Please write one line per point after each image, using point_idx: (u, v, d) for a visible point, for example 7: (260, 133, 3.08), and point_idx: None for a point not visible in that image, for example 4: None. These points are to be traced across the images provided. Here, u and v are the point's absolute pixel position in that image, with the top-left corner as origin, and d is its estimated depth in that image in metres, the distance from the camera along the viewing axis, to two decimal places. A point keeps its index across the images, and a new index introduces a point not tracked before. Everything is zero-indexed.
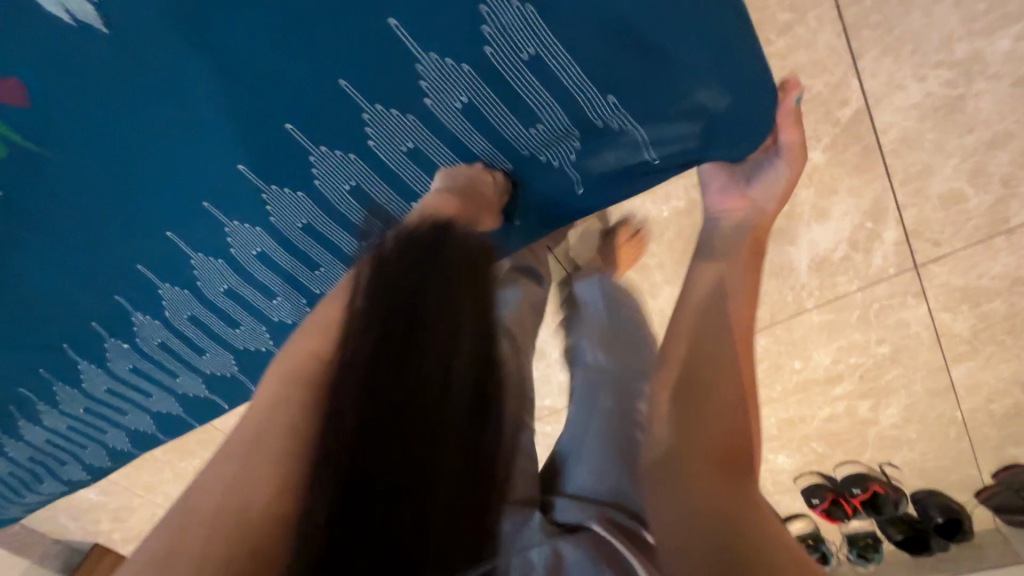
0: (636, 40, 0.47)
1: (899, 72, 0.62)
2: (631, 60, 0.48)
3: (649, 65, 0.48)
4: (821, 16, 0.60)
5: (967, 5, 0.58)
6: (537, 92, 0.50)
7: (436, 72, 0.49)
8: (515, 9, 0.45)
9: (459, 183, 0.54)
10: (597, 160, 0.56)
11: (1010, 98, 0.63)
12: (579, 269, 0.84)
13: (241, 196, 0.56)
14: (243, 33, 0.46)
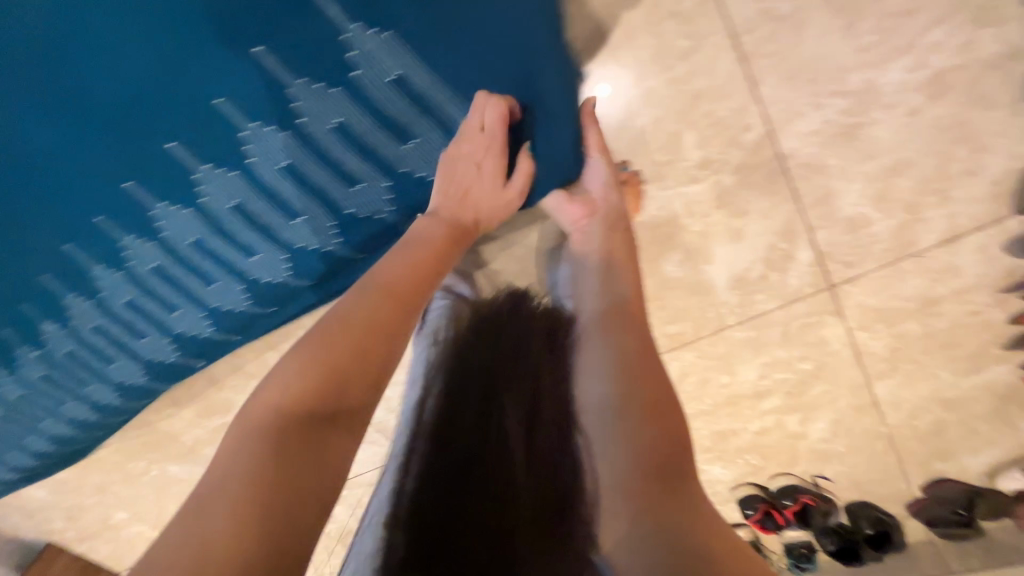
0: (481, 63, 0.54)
1: (797, 99, 0.64)
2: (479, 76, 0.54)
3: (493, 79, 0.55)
4: (717, 44, 0.63)
5: (856, 36, 0.60)
6: (407, 110, 0.54)
7: (309, 94, 0.51)
8: (379, 38, 0.50)
9: (450, 188, 0.59)
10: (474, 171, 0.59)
11: (906, 127, 0.65)
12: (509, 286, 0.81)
13: (134, 211, 0.56)
14: (126, 47, 0.48)
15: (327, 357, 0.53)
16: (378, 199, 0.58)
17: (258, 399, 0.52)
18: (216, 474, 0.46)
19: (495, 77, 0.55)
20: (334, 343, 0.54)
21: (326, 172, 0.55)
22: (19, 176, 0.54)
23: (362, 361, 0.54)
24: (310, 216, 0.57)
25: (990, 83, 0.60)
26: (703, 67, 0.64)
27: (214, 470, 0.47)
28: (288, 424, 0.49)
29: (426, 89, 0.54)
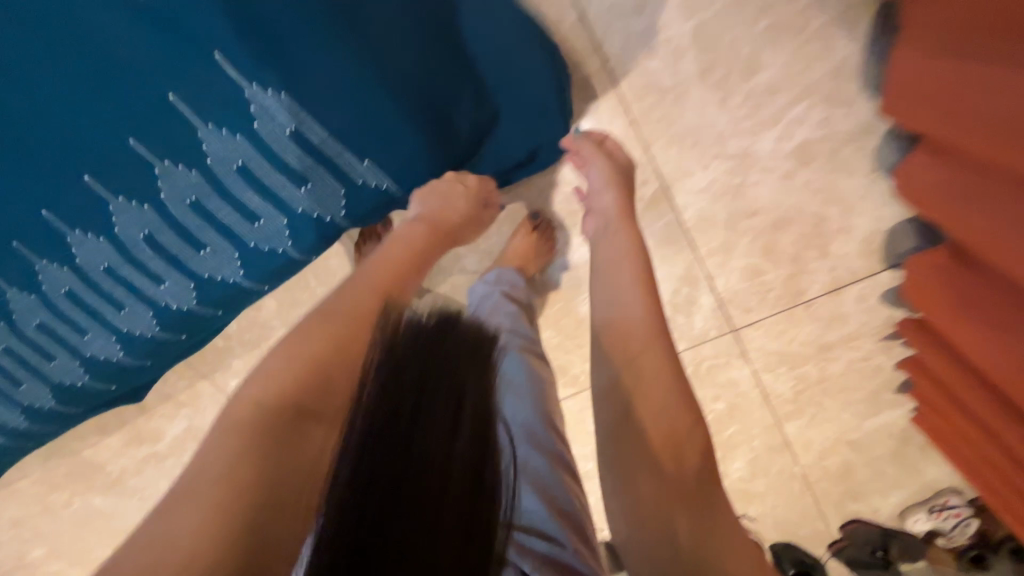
0: (374, 115, 0.52)
1: (685, 160, 0.71)
2: (372, 126, 0.53)
3: (386, 123, 0.53)
4: (613, 109, 0.68)
5: (732, 108, 0.67)
6: (302, 157, 0.53)
7: (213, 139, 0.52)
8: (274, 95, 0.50)
9: (434, 206, 0.62)
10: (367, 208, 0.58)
11: (782, 188, 0.72)
12: None
13: (49, 238, 0.57)
14: (49, 87, 0.50)
15: (324, 342, 0.48)
16: (279, 235, 0.58)
17: (242, 398, 0.45)
18: (190, 478, 0.39)
19: (397, 127, 0.54)
20: (332, 328, 0.49)
21: (228, 209, 0.55)
22: None
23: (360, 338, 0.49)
24: (215, 246, 0.58)
25: (849, 153, 0.68)
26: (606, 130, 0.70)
27: (182, 483, 0.39)
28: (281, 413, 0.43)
29: (321, 137, 0.53)
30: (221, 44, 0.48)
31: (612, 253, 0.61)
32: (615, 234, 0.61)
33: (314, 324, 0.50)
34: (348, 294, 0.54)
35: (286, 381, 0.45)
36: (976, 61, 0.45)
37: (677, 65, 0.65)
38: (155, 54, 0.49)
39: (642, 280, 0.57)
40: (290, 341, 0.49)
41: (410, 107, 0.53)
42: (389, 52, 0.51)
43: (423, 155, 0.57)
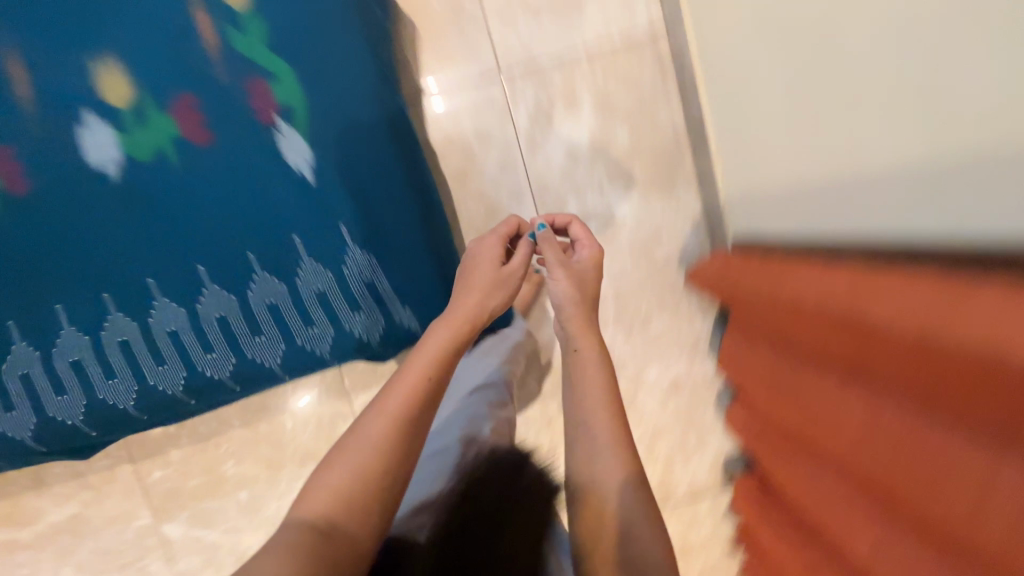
0: (422, 282, 0.78)
1: None
2: (418, 287, 0.77)
3: (428, 288, 0.78)
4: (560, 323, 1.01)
5: (632, 344, 1.02)
6: (367, 296, 0.75)
7: (309, 269, 0.74)
8: (368, 256, 0.74)
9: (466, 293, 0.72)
10: (393, 339, 0.78)
11: (660, 405, 1.03)
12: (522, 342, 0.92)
13: (137, 298, 0.74)
14: (206, 207, 0.73)
15: (365, 470, 0.55)
16: (322, 343, 0.76)
17: (325, 480, 0.54)
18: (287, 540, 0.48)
19: (430, 292, 0.78)
20: (371, 450, 0.56)
21: (296, 315, 0.74)
22: (62, 252, 0.73)
23: (394, 465, 0.56)
24: (269, 337, 0.75)
25: (701, 392, 1.03)
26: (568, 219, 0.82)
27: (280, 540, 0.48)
28: (330, 521, 0.51)
29: (385, 285, 0.75)
30: (342, 215, 0.73)
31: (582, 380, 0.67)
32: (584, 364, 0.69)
33: (357, 444, 0.57)
34: (395, 399, 0.60)
35: (330, 493, 0.53)
36: (858, 393, 0.64)
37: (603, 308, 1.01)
38: (294, 211, 0.73)
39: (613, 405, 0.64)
40: (364, 440, 0.57)
41: (442, 283, 0.80)
42: (439, 246, 0.80)
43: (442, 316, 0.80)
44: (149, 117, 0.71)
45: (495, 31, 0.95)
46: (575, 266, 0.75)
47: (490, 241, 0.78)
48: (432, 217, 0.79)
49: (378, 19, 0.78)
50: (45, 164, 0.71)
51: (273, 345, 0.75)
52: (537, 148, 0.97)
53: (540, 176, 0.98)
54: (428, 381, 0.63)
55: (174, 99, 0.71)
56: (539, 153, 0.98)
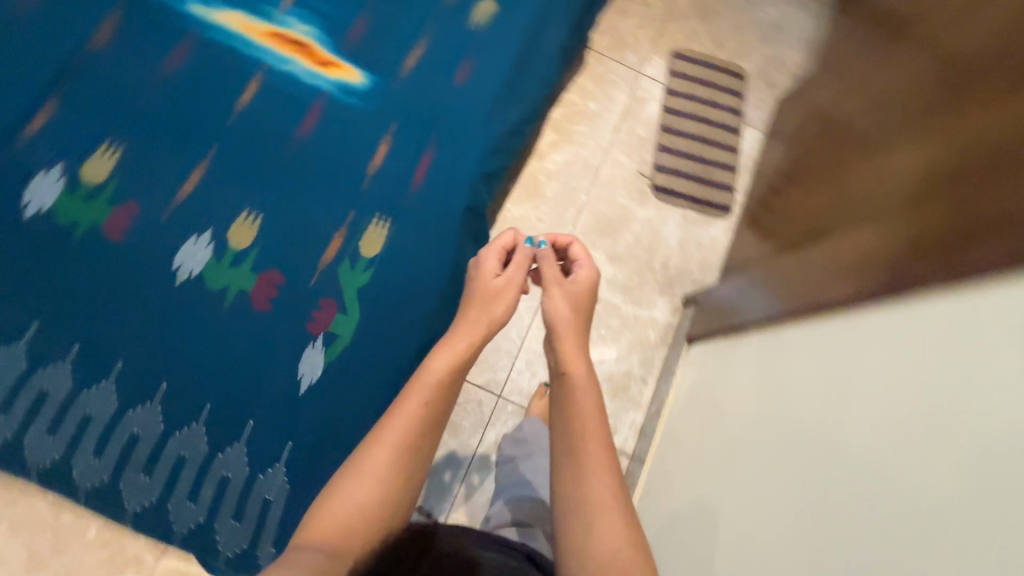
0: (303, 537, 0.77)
1: None
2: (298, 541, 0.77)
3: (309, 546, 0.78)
4: None
5: None
6: (255, 511, 0.77)
7: (235, 453, 0.78)
8: (284, 481, 0.79)
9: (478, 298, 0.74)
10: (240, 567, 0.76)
11: None
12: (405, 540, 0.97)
13: (93, 367, 0.78)
14: (212, 346, 0.82)
15: (358, 504, 0.57)
16: (185, 522, 0.76)
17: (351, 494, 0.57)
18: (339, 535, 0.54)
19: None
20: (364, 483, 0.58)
21: (189, 482, 0.76)
22: (83, 294, 0.81)
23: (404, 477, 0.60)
24: (151, 482, 0.76)
25: None
26: (570, 238, 0.80)
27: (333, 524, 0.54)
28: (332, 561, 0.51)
29: (275, 515, 0.77)
30: (298, 436, 0.81)
31: (574, 403, 0.65)
32: (578, 393, 0.66)
33: (352, 484, 0.58)
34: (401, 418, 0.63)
35: (333, 526, 0.55)
36: None
37: None
38: (268, 401, 0.81)
39: (600, 426, 0.64)
40: (378, 454, 0.60)
41: None
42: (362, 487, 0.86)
43: None
44: (242, 265, 0.86)
45: (518, 361, 1.12)
46: (572, 287, 0.73)
47: (488, 252, 0.75)
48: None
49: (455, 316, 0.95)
50: (143, 238, 0.84)
51: (148, 494, 0.76)
52: (485, 467, 1.04)
53: (469, 491, 1.03)
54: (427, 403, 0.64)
55: (266, 270, 0.86)
56: (483, 473, 1.05)
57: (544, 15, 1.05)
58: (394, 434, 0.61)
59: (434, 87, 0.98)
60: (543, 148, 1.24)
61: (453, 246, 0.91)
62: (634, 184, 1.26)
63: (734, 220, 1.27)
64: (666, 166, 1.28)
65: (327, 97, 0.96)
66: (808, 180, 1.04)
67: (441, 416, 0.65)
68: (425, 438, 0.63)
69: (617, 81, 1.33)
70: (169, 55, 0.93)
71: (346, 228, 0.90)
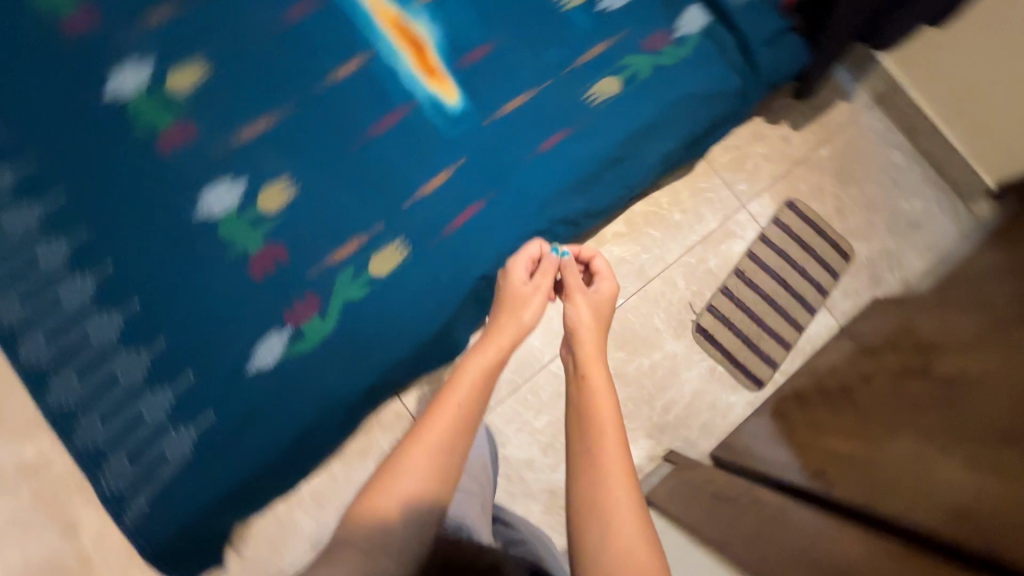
0: (172, 508, 0.76)
1: None
2: (168, 509, 0.76)
3: (172, 520, 0.76)
4: None
5: None
6: (149, 461, 0.77)
7: (161, 397, 0.79)
8: (188, 446, 0.78)
9: (510, 296, 0.84)
10: (108, 507, 0.76)
11: None
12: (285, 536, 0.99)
13: (88, 258, 0.82)
14: (192, 289, 0.83)
15: (407, 499, 0.67)
16: (86, 438, 0.77)
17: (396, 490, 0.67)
18: (385, 525, 0.64)
19: (185, 523, 0.77)
20: (415, 480, 0.68)
21: (109, 404, 0.78)
22: (112, 189, 0.85)
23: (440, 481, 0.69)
24: (80, 387, 0.78)
25: None
26: (592, 253, 0.90)
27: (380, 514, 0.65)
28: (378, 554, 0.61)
29: (163, 474, 0.77)
30: (222, 411, 0.80)
31: (593, 400, 0.74)
32: (595, 395, 0.75)
33: (402, 478, 0.67)
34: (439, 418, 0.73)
35: (382, 519, 0.64)
36: None
37: None
38: (213, 363, 0.81)
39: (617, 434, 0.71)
40: (417, 449, 0.70)
41: (177, 536, 0.77)
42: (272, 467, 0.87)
43: (144, 547, 0.76)
44: (258, 226, 0.86)
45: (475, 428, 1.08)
46: (594, 295, 0.84)
47: (517, 261, 0.84)
48: (260, 485, 0.81)
49: (427, 368, 0.91)
50: (186, 163, 0.86)
51: (74, 394, 0.78)
52: None
53: None
54: (460, 406, 0.74)
55: (274, 242, 0.86)
56: None
57: (663, 121, 0.97)
58: (433, 439, 0.70)
59: (516, 141, 0.94)
60: (606, 236, 1.18)
61: (455, 304, 0.88)
62: (678, 312, 1.18)
63: (760, 398, 1.17)
64: (719, 311, 1.18)
65: (414, 105, 0.93)
66: (853, 406, 0.92)
67: (471, 418, 0.74)
68: (460, 443, 0.72)
69: (716, 203, 1.23)
70: (297, 3, 0.93)
71: (367, 238, 0.88)
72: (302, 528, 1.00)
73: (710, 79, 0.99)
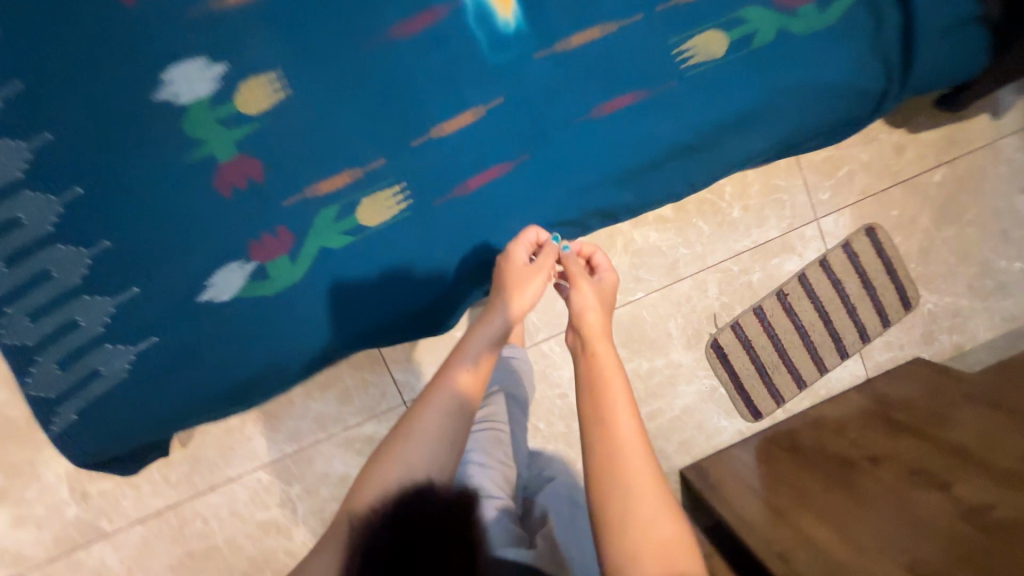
0: (103, 424, 0.71)
1: (102, 540, 0.97)
2: (98, 424, 0.71)
3: (101, 436, 0.71)
4: (146, 501, 0.98)
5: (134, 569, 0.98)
6: (81, 371, 0.70)
7: (101, 304, 0.70)
8: (126, 365, 0.71)
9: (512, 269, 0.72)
10: (35, 407, 0.71)
11: None
12: (233, 444, 0.98)
13: (23, 119, 0.67)
14: (146, 188, 0.69)
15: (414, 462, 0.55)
16: (14, 330, 0.70)
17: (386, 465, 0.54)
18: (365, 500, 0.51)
19: (116, 440, 0.72)
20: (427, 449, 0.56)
21: (41, 299, 0.69)
22: (57, 36, 0.67)
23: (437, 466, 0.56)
24: (9, 273, 0.69)
25: None
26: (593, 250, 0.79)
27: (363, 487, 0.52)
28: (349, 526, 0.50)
29: (96, 387, 0.70)
30: (166, 336, 0.71)
31: (605, 370, 0.65)
32: (604, 368, 0.65)
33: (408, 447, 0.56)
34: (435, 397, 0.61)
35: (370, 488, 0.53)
36: None
37: (175, 534, 0.98)
38: (162, 281, 0.71)
39: (629, 403, 0.61)
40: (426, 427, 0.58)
41: (106, 449, 0.72)
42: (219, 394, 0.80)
43: (70, 453, 0.72)
44: (233, 129, 0.70)
45: None
46: (601, 284, 0.75)
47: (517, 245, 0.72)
48: (200, 420, 0.75)
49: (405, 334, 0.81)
50: (151, 21, 0.67)
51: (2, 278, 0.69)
52: (343, 447, 1.00)
53: (313, 452, 1.00)
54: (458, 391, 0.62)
55: (248, 155, 0.70)
56: (338, 450, 1.00)
57: (759, 113, 0.76)
58: (435, 417, 0.59)
59: (569, 92, 0.73)
60: (647, 217, 1.01)
61: (449, 277, 0.76)
62: (698, 321, 1.05)
63: (751, 429, 1.08)
64: (744, 331, 1.05)
65: (455, 10, 0.71)
66: (853, 490, 0.83)
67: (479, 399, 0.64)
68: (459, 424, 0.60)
69: (785, 208, 1.04)
70: None
71: (360, 175, 0.72)
72: (252, 438, 0.99)
73: (838, 69, 0.76)
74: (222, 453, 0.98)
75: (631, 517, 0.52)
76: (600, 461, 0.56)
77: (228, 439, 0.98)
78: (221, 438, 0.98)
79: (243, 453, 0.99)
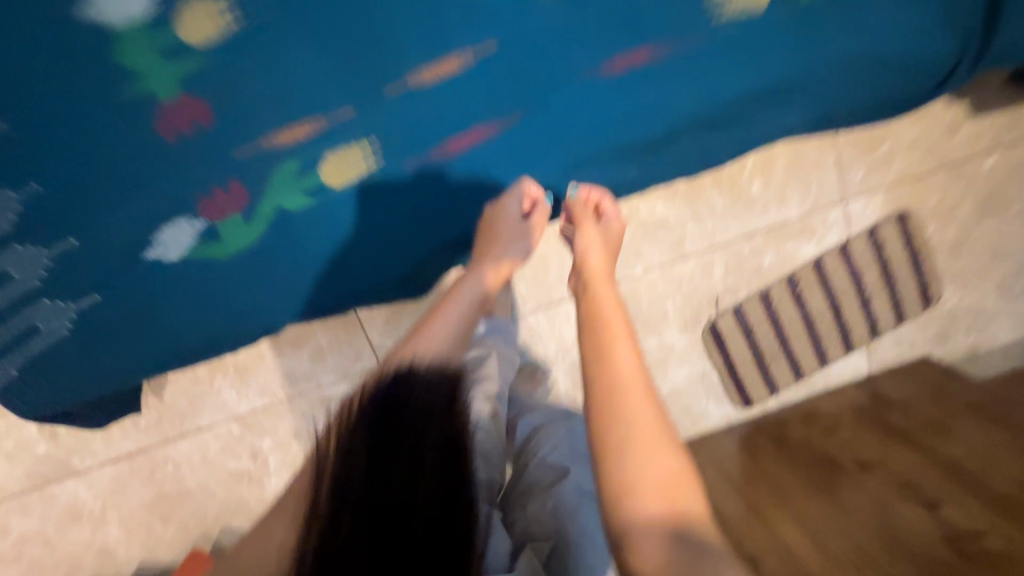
0: (47, 378, 0.67)
1: (71, 477, 0.97)
2: (42, 379, 0.67)
3: (46, 389, 0.68)
4: (116, 443, 0.97)
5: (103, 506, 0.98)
6: (17, 326, 0.64)
7: (34, 256, 0.63)
8: (68, 322, 0.65)
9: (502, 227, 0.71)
10: None
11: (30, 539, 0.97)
12: (203, 394, 0.96)
13: None
14: (77, 125, 0.60)
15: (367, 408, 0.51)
16: None
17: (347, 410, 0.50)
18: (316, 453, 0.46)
19: (64, 395, 0.68)
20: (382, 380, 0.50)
21: None
22: None
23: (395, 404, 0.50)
24: None
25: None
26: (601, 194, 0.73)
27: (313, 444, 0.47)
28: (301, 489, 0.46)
29: (35, 343, 0.65)
30: (111, 294, 0.65)
31: (605, 309, 0.60)
32: (604, 309, 0.60)
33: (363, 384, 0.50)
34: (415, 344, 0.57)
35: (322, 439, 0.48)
36: None
37: (143, 476, 0.98)
38: (100, 233, 0.63)
39: (629, 336, 0.57)
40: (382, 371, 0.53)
41: (52, 402, 0.69)
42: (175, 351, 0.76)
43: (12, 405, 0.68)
44: (174, 62, 0.59)
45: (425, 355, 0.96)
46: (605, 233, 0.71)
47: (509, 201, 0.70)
48: None
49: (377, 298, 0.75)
50: None
51: None
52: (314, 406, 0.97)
53: (284, 408, 0.97)
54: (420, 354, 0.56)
55: (195, 94, 0.60)
56: (310, 409, 0.97)
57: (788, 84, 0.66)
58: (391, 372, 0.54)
59: (575, 42, 0.63)
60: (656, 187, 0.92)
61: (426, 238, 0.71)
62: (698, 304, 0.97)
63: (739, 418, 1.03)
64: (746, 317, 0.98)
65: None
66: (834, 497, 0.79)
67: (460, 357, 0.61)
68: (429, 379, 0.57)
69: (811, 187, 0.94)
70: None
71: (324, 126, 0.63)
72: (222, 390, 0.96)
73: (891, 38, 0.65)
74: (192, 402, 0.96)
75: (633, 439, 0.47)
76: (599, 393, 0.51)
77: (199, 389, 0.96)
78: (191, 388, 0.96)
79: (213, 405, 0.97)
